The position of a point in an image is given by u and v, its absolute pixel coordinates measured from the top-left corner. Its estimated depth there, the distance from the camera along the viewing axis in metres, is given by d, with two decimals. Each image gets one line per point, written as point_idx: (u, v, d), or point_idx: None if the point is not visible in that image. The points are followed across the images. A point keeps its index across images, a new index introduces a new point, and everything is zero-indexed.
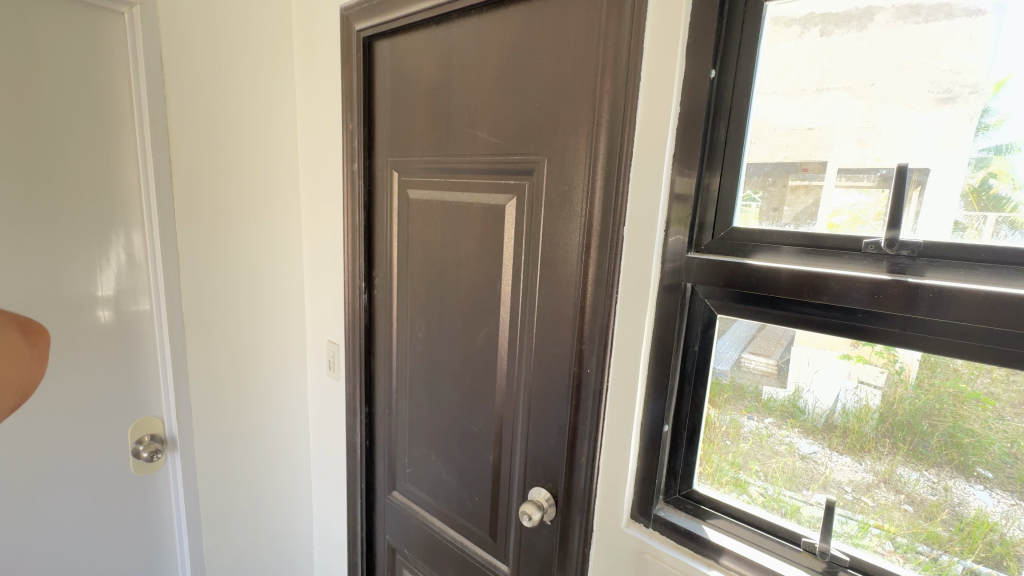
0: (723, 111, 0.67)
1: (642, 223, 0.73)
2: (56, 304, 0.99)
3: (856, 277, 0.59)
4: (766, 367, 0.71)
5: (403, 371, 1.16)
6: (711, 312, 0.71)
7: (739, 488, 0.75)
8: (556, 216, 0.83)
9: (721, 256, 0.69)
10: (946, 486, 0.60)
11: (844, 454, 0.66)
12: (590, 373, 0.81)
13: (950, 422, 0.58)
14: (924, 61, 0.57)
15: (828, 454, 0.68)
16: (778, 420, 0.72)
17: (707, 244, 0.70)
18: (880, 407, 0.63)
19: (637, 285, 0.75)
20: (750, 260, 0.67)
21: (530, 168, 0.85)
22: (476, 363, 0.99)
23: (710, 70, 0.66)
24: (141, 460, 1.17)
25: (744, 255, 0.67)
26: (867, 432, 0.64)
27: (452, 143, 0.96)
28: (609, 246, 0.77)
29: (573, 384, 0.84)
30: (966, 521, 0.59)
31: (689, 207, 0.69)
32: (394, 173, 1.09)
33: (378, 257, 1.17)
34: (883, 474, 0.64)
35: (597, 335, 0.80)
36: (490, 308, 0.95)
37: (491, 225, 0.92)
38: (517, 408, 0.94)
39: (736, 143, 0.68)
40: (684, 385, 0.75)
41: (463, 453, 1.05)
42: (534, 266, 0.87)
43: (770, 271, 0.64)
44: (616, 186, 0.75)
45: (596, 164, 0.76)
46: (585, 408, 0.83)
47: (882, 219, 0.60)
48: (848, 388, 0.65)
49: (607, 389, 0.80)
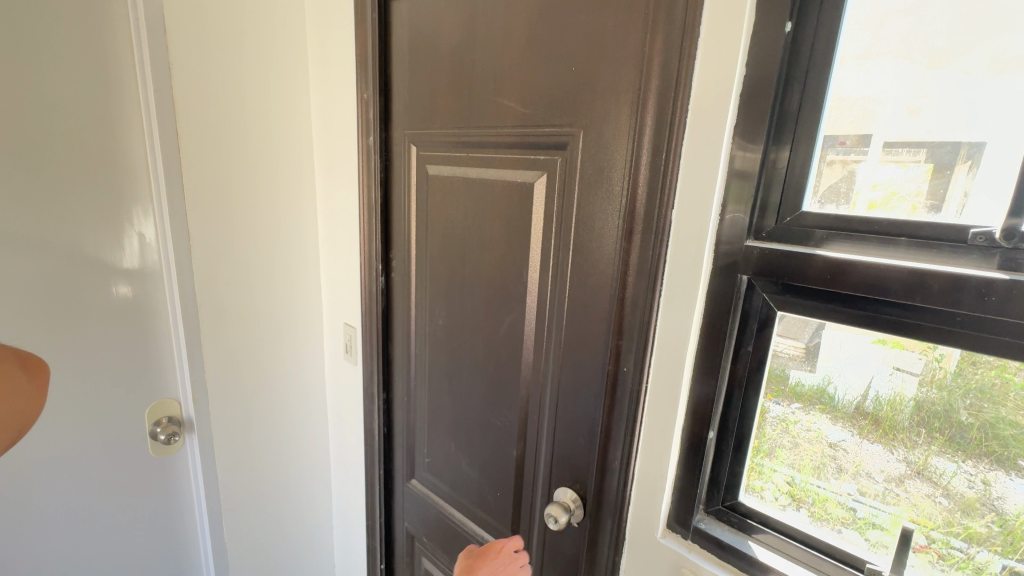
0: (796, 76, 0.57)
1: (691, 202, 0.64)
2: (73, 282, 0.98)
3: (958, 274, 0.48)
4: (794, 351, 0.64)
5: (422, 359, 1.11)
6: (768, 307, 0.63)
7: (761, 478, 0.70)
8: (590, 196, 0.74)
9: (786, 245, 0.60)
10: (984, 480, 0.53)
11: (875, 444, 0.60)
12: (627, 372, 0.74)
13: (992, 414, 0.51)
14: (995, 17, 0.48)
15: (858, 443, 0.61)
16: (805, 406, 0.65)
17: (770, 230, 0.61)
18: (916, 396, 0.56)
19: (681, 272, 0.66)
20: (819, 250, 0.57)
21: (564, 143, 0.76)
22: (500, 353, 0.93)
23: (785, 24, 0.55)
24: (159, 443, 1.15)
25: (812, 244, 0.58)
26: (901, 421, 0.58)
27: (475, 113, 0.87)
28: (654, 231, 0.67)
29: (608, 382, 0.76)
30: (1006, 518, 0.52)
31: (746, 184, 0.60)
32: (411, 146, 1.01)
33: (395, 235, 1.10)
34: (917, 466, 0.57)
35: (636, 332, 0.71)
36: (516, 298, 0.88)
37: (518, 205, 0.84)
38: (544, 404, 0.87)
39: (811, 113, 0.57)
40: (730, 387, 0.67)
41: (485, 448, 0.99)
42: (567, 253, 0.79)
43: (842, 262, 0.55)
44: (664, 162, 0.65)
45: (639, 135, 0.67)
46: (620, 408, 0.75)
47: (920, 198, 0.53)
48: (883, 374, 0.58)
49: (645, 391, 0.73)
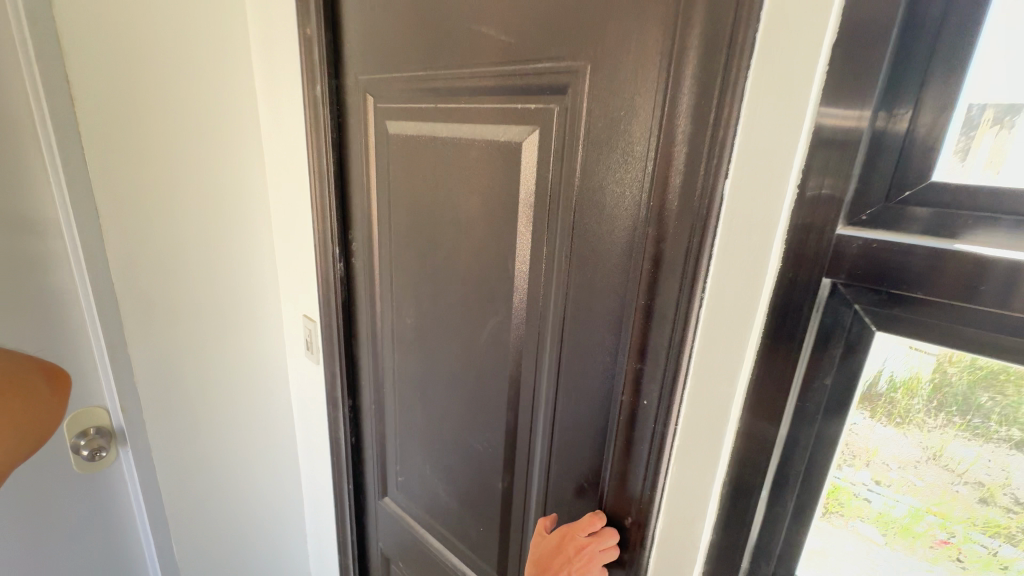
0: None
1: (753, 167, 0.42)
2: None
3: None
4: None
5: (391, 363, 0.91)
6: (857, 317, 0.41)
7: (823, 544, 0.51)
8: (599, 160, 0.52)
9: (905, 235, 0.38)
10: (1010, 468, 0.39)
11: (885, 426, 0.45)
12: (648, 412, 0.52)
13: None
14: None
15: (868, 425, 0.46)
16: None
17: (874, 211, 0.39)
18: (932, 374, 0.41)
19: (731, 273, 0.45)
20: (959, 244, 0.35)
21: (561, 83, 0.54)
22: (482, 364, 0.73)
23: None
24: (83, 459, 0.97)
25: (950, 236, 0.36)
26: (912, 403, 0.43)
27: (442, 48, 0.65)
28: (698, 207, 0.45)
29: (625, 420, 0.55)
30: None
31: (841, 139, 0.38)
32: (367, 96, 0.78)
33: (354, 212, 0.89)
34: (932, 450, 0.43)
35: (666, 353, 0.50)
36: (499, 296, 0.68)
37: (502, 173, 0.63)
38: (534, 431, 0.68)
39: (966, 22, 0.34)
40: (796, 437, 0.46)
41: (466, 474, 0.82)
42: (568, 238, 0.57)
43: (1009, 266, 0.33)
44: (718, 101, 0.42)
45: (677, 64, 0.43)
46: (641, 455, 0.54)
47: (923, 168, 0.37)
48: (896, 353, 0.42)
49: (672, 437, 0.52)
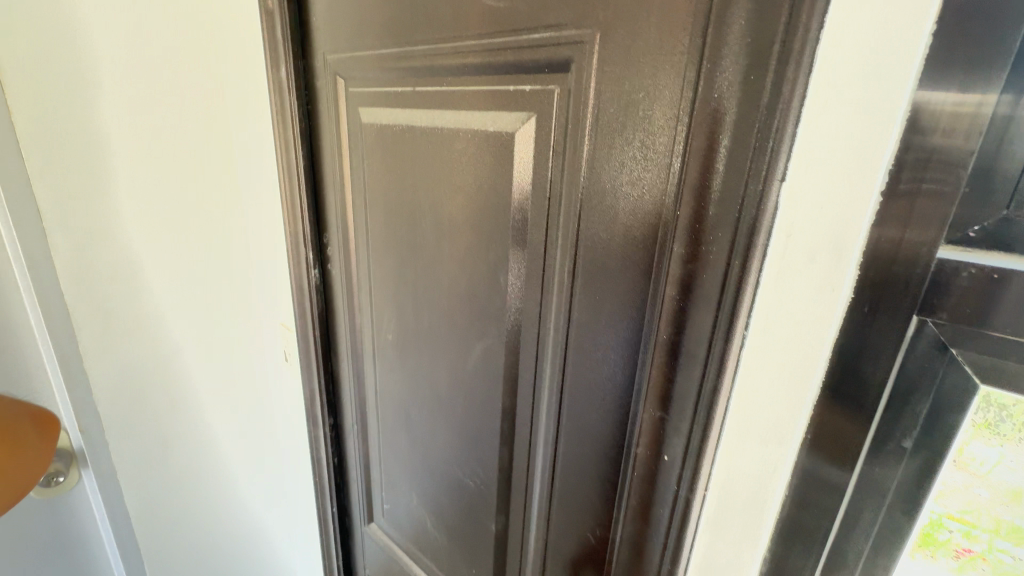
0: None
1: (821, 167, 0.31)
2: None
3: None
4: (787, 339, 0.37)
5: (373, 381, 0.81)
6: (952, 364, 0.31)
7: None
8: (609, 155, 0.41)
9: None
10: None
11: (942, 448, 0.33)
12: (669, 474, 0.42)
13: None
14: None
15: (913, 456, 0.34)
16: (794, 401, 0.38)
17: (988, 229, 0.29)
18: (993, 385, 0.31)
19: (784, 306, 0.34)
20: None
21: (559, 61, 0.42)
22: (471, 392, 0.63)
23: None
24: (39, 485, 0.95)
25: None
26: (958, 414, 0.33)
27: (417, 18, 0.53)
28: (745, 218, 0.33)
29: (641, 476, 0.44)
30: None
31: (947, 129, 0.28)
32: (338, 79, 0.67)
33: (329, 213, 0.78)
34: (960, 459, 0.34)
35: (695, 404, 0.39)
36: (487, 317, 0.57)
37: (491, 171, 0.52)
38: (531, 473, 0.58)
39: None
40: (863, 509, 0.37)
41: (455, 510, 0.72)
42: (570, 252, 0.47)
43: None
44: (768, 72, 0.30)
45: (716, 24, 0.31)
46: (660, 521, 0.44)
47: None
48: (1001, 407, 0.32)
49: (699, 505, 0.42)
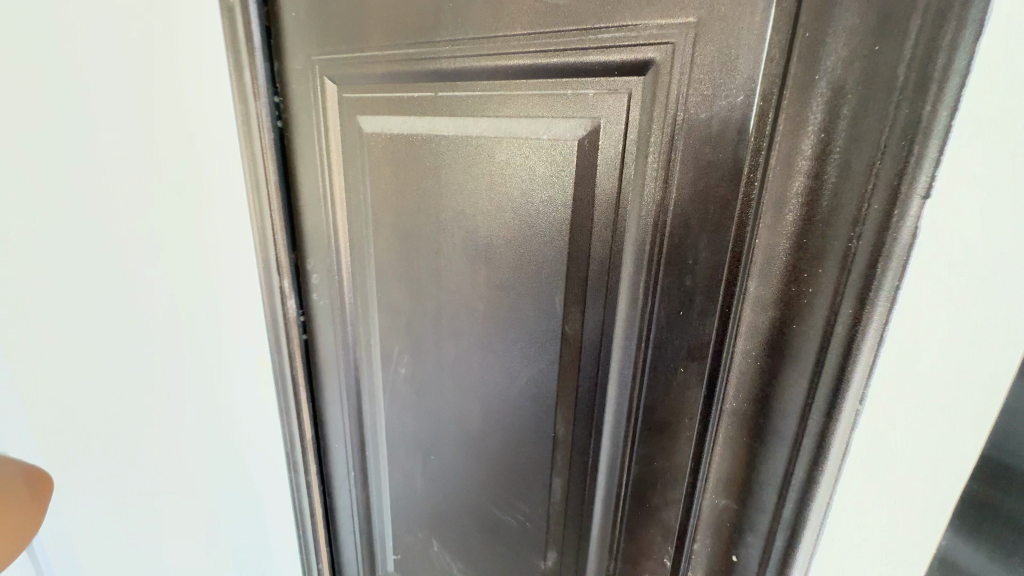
0: None
1: (966, 207, 0.26)
2: None
3: None
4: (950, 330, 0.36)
5: (375, 418, 0.73)
6: None
7: None
8: (693, 169, 0.37)
9: None
10: None
11: None
12: (750, 547, 0.38)
13: None
14: None
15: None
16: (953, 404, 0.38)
17: None
18: None
19: (913, 362, 0.30)
20: None
21: (635, 62, 0.39)
22: (511, 422, 0.57)
23: None
24: None
25: None
26: None
27: (446, 14, 0.47)
28: (857, 263, 0.28)
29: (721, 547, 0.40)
30: None
31: None
32: (328, 83, 0.59)
33: (309, 233, 0.68)
34: None
35: (796, 476, 0.34)
36: (537, 343, 0.52)
37: (542, 180, 0.47)
38: (586, 512, 0.52)
39: None
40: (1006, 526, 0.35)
41: (489, 551, 0.66)
42: (641, 271, 0.42)
43: None
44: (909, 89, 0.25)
45: (819, 25, 0.28)
46: None
47: None
48: None
49: None
